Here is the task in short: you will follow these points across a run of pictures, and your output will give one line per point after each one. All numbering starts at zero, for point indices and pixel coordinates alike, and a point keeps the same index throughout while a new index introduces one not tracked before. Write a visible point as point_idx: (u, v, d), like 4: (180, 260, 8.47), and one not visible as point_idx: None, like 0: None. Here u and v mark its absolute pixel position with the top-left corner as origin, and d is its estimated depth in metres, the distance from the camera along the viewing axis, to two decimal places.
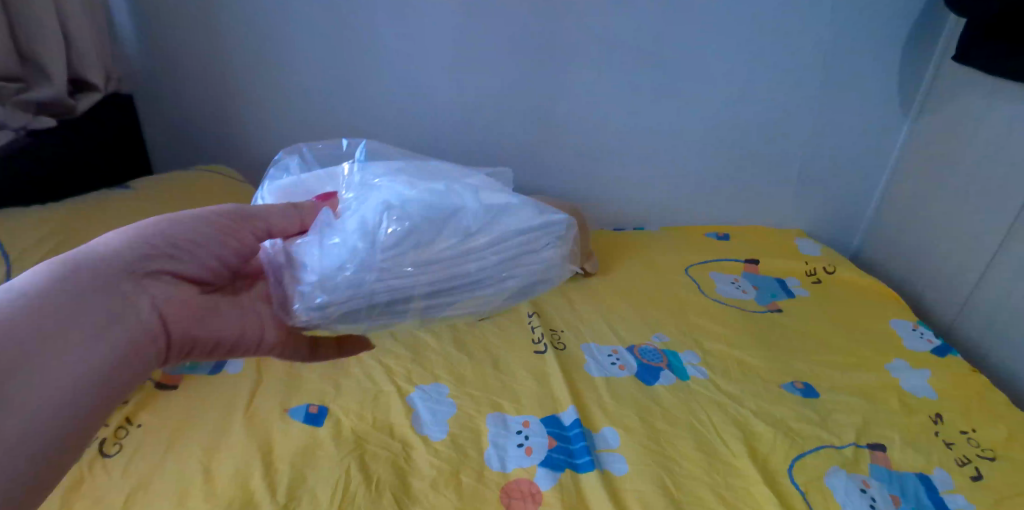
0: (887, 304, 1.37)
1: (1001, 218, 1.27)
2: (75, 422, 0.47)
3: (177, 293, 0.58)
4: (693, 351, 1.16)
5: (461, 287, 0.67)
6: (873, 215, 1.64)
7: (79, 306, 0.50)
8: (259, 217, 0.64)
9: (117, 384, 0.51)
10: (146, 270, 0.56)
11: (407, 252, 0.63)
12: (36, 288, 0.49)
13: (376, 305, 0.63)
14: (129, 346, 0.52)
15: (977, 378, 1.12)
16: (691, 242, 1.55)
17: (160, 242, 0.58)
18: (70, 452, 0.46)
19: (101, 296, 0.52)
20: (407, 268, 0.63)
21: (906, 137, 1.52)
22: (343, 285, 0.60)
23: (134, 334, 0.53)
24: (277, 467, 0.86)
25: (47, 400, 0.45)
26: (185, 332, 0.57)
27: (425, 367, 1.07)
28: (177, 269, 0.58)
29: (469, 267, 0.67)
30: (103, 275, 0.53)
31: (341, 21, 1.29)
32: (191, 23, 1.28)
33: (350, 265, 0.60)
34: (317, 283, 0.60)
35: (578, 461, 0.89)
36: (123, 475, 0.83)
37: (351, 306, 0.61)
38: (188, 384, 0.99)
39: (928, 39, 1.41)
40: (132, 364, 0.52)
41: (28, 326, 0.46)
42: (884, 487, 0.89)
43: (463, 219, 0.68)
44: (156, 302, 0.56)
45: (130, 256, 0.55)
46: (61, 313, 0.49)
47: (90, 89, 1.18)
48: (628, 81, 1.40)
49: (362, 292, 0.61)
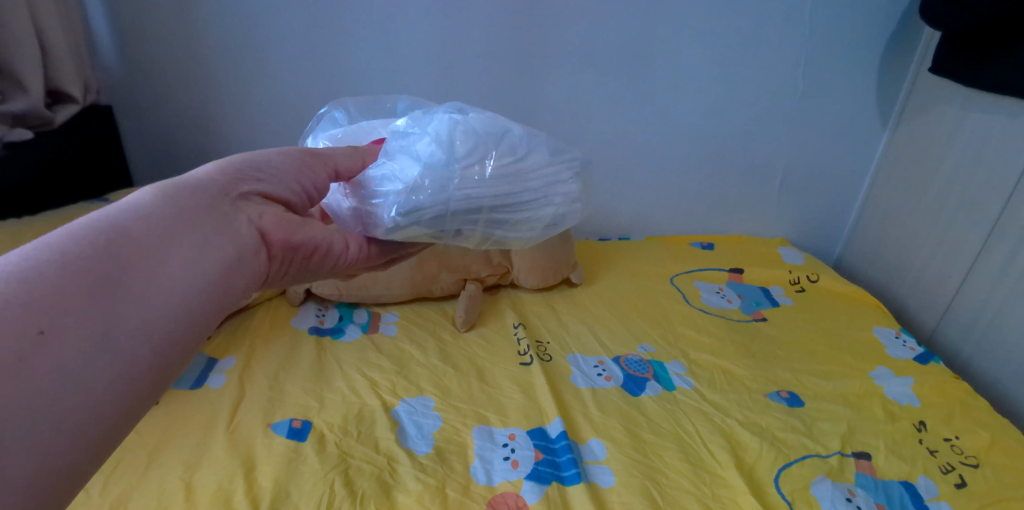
0: (869, 311, 1.38)
1: (979, 226, 1.29)
2: (183, 325, 0.46)
3: (270, 210, 0.57)
4: (678, 361, 1.16)
5: (513, 203, 0.75)
6: (853, 224, 1.66)
7: (185, 216, 0.50)
8: (327, 156, 0.66)
9: (221, 294, 0.50)
10: (239, 190, 0.56)
11: (473, 167, 0.72)
12: (141, 205, 0.48)
13: (450, 212, 0.72)
14: (232, 255, 0.51)
15: (959, 384, 1.13)
16: (676, 252, 1.56)
17: (248, 169, 0.58)
18: (171, 361, 0.45)
19: (203, 211, 0.51)
20: (473, 178, 0.72)
21: (884, 147, 1.54)
22: (425, 191, 0.69)
23: (236, 243, 0.52)
24: (260, 484, 0.84)
25: (161, 301, 0.45)
26: (286, 242, 0.58)
27: (410, 380, 1.06)
28: (265, 190, 0.58)
29: (520, 185, 0.74)
30: (203, 193, 0.52)
31: (323, 33, 1.29)
32: (171, 35, 1.27)
33: (429, 176, 0.69)
34: (400, 190, 0.69)
35: (565, 473, 0.88)
36: (100, 495, 0.81)
37: (433, 211, 0.70)
38: (169, 399, 0.98)
39: (904, 51, 1.43)
40: (235, 275, 0.51)
41: (139, 232, 0.46)
42: (870, 496, 0.89)
43: (513, 141, 0.75)
44: (253, 217, 0.55)
45: (223, 178, 0.55)
46: (162, 228, 0.48)
47: (69, 100, 1.17)
48: (611, 92, 1.41)
49: (442, 200, 0.70)
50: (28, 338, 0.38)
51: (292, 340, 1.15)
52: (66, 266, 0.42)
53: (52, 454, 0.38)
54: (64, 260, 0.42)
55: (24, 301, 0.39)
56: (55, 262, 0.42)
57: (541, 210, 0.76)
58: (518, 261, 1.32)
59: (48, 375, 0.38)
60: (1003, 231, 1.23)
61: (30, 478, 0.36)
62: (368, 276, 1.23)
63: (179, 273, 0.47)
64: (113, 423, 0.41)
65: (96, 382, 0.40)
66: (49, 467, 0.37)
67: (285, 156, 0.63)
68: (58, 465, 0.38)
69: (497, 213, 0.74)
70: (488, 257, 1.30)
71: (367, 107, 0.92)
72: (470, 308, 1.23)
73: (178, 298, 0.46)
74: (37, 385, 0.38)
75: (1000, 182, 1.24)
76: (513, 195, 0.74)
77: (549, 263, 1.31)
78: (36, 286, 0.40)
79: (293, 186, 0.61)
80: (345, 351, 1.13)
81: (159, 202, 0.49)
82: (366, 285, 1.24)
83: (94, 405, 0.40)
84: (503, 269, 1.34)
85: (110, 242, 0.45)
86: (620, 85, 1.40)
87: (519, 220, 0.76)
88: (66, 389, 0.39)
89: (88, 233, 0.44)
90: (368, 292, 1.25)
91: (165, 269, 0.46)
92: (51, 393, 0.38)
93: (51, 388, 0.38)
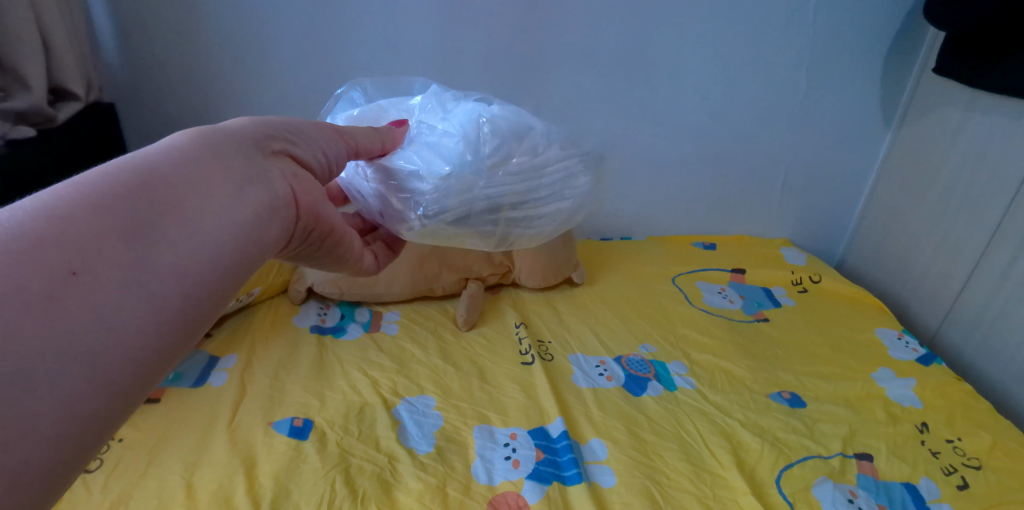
0: (871, 312, 1.38)
1: (981, 228, 1.29)
2: (216, 274, 0.42)
3: (300, 174, 0.54)
4: (680, 361, 1.16)
5: (530, 203, 0.80)
6: (856, 225, 1.65)
7: (220, 162, 0.46)
8: (351, 134, 0.63)
9: (253, 247, 0.46)
10: (271, 147, 0.52)
11: (498, 170, 0.76)
12: (173, 148, 0.44)
13: (473, 213, 0.76)
14: (265, 209, 0.47)
15: (961, 386, 1.13)
16: (678, 252, 1.56)
17: (278, 127, 0.54)
18: (205, 310, 0.41)
19: (238, 161, 0.47)
20: (498, 181, 0.76)
21: (887, 148, 1.54)
22: (452, 191, 0.72)
23: (269, 198, 0.48)
24: (260, 482, 0.84)
25: (198, 246, 0.41)
26: (312, 207, 0.54)
27: (411, 379, 1.06)
28: (295, 153, 0.55)
29: (538, 186, 0.80)
30: (238, 145, 0.48)
31: (324, 32, 1.29)
32: (173, 33, 1.27)
33: (457, 173, 0.72)
34: (427, 187, 0.71)
35: (566, 473, 0.88)
36: (101, 492, 0.81)
37: (458, 210, 0.74)
38: (170, 398, 0.98)
39: (908, 52, 1.43)
40: (267, 229, 0.48)
41: (173, 172, 0.42)
42: (871, 497, 0.89)
43: (533, 143, 0.79)
44: (285, 175, 0.52)
45: (255, 132, 0.51)
46: (196, 171, 0.43)
47: (71, 98, 1.17)
48: (613, 92, 1.41)
49: (468, 200, 0.74)
50: (58, 275, 0.34)
51: (293, 339, 1.15)
52: (98, 202, 0.38)
53: (79, 403, 0.33)
54: (95, 197, 0.38)
55: (52, 236, 0.34)
56: (83, 200, 0.37)
57: (556, 206, 0.82)
58: (519, 260, 1.32)
59: (78, 316, 0.34)
60: (1005, 234, 1.23)
61: (54, 428, 0.32)
62: (370, 274, 1.23)
63: (215, 217, 0.43)
64: (141, 373, 0.37)
65: (123, 327, 0.36)
66: (76, 417, 0.33)
67: (312, 122, 0.60)
68: (84, 415, 0.34)
69: (509, 213, 0.79)
70: (489, 256, 1.30)
71: (386, 86, 0.91)
72: (472, 307, 1.23)
73: (214, 243, 0.42)
74: (67, 326, 0.33)
75: (1003, 184, 1.23)
76: (531, 195, 0.80)
77: (550, 262, 1.31)
78: (66, 222, 0.36)
79: (319, 152, 0.58)
80: (346, 350, 1.13)
81: (192, 147, 0.45)
82: (368, 284, 1.24)
83: (118, 351, 0.35)
84: (504, 268, 1.34)
85: (144, 181, 0.40)
86: (622, 85, 1.40)
87: (528, 221, 0.81)
88: (97, 333, 0.34)
89: (119, 171, 0.40)
90: (370, 290, 1.25)
91: (201, 212, 0.42)
92: (81, 336, 0.34)
93: (81, 331, 0.34)
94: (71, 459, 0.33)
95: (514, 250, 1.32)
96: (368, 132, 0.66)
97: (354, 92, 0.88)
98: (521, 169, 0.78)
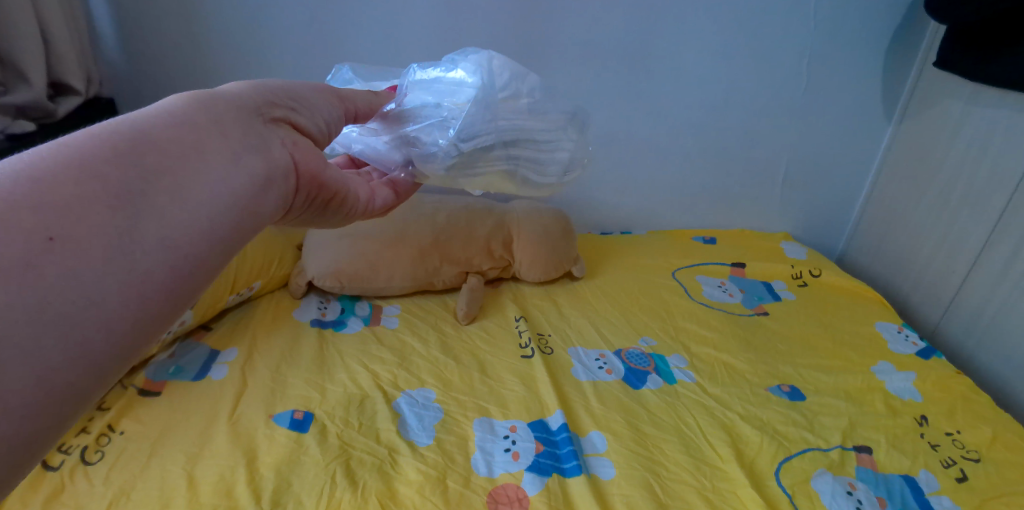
0: (871, 306, 1.38)
1: (982, 222, 1.28)
2: (205, 245, 0.42)
3: (299, 141, 0.54)
4: (680, 355, 1.16)
5: (532, 146, 0.81)
6: (856, 219, 1.65)
7: (215, 126, 0.46)
8: (351, 99, 0.65)
9: (248, 218, 0.46)
10: (272, 113, 0.52)
11: (501, 109, 0.77)
12: (167, 110, 0.44)
13: (478, 153, 0.78)
14: (262, 178, 0.47)
15: (961, 378, 1.13)
16: (678, 246, 1.56)
17: (280, 93, 0.55)
18: (191, 283, 0.41)
19: (236, 126, 0.47)
20: (501, 122, 0.77)
21: (888, 141, 1.54)
22: (459, 131, 0.75)
23: (268, 166, 0.48)
24: (262, 473, 0.85)
25: (186, 214, 0.41)
26: (315, 175, 0.55)
27: (411, 372, 1.07)
28: (296, 121, 0.55)
29: (540, 129, 0.81)
30: (237, 107, 0.49)
31: (326, 27, 1.29)
32: (173, 27, 1.27)
33: (461, 116, 0.75)
34: (440, 130, 0.76)
35: (565, 465, 0.89)
36: (103, 484, 0.81)
37: (465, 152, 0.77)
38: (171, 391, 0.98)
39: (909, 46, 1.42)
40: (264, 200, 0.48)
41: (166, 136, 0.42)
42: (870, 489, 0.89)
43: (533, 87, 0.80)
44: (286, 142, 0.52)
45: (256, 97, 0.51)
46: (190, 137, 0.43)
47: (71, 93, 1.17)
48: (614, 85, 1.40)
49: (473, 140, 0.76)
50: (37, 241, 0.34)
51: (294, 333, 1.15)
52: (85, 165, 0.38)
53: (51, 374, 0.34)
54: (83, 159, 0.38)
55: (29, 201, 0.35)
56: (71, 162, 0.38)
57: (557, 152, 0.83)
58: (519, 254, 1.32)
59: (55, 286, 0.34)
60: (1006, 228, 1.23)
61: (26, 396, 0.33)
62: (370, 267, 1.23)
63: (206, 186, 0.42)
64: (121, 346, 0.37)
65: (104, 296, 0.36)
66: (47, 386, 0.34)
67: (312, 85, 0.60)
68: (56, 386, 0.34)
69: (521, 152, 0.81)
70: (489, 249, 1.31)
71: (375, 72, 0.95)
72: (472, 301, 1.23)
73: (203, 214, 0.42)
74: (43, 293, 0.34)
75: (1004, 177, 1.23)
76: (533, 138, 0.81)
77: (550, 256, 1.31)
78: (50, 186, 0.36)
79: (320, 119, 0.59)
80: (347, 343, 1.13)
81: (188, 110, 0.45)
82: (367, 277, 1.24)
83: (101, 320, 0.36)
84: (505, 262, 1.34)
85: (135, 146, 0.41)
86: (622, 79, 1.40)
87: (540, 161, 0.83)
88: (74, 302, 0.35)
89: (110, 133, 0.40)
90: (370, 284, 1.25)
91: (190, 181, 0.42)
92: (58, 305, 0.34)
93: (59, 300, 0.34)
94: (40, 431, 0.34)
95: (514, 244, 1.32)
96: (366, 94, 0.68)
97: (345, 69, 0.93)
98: (530, 106, 0.80)
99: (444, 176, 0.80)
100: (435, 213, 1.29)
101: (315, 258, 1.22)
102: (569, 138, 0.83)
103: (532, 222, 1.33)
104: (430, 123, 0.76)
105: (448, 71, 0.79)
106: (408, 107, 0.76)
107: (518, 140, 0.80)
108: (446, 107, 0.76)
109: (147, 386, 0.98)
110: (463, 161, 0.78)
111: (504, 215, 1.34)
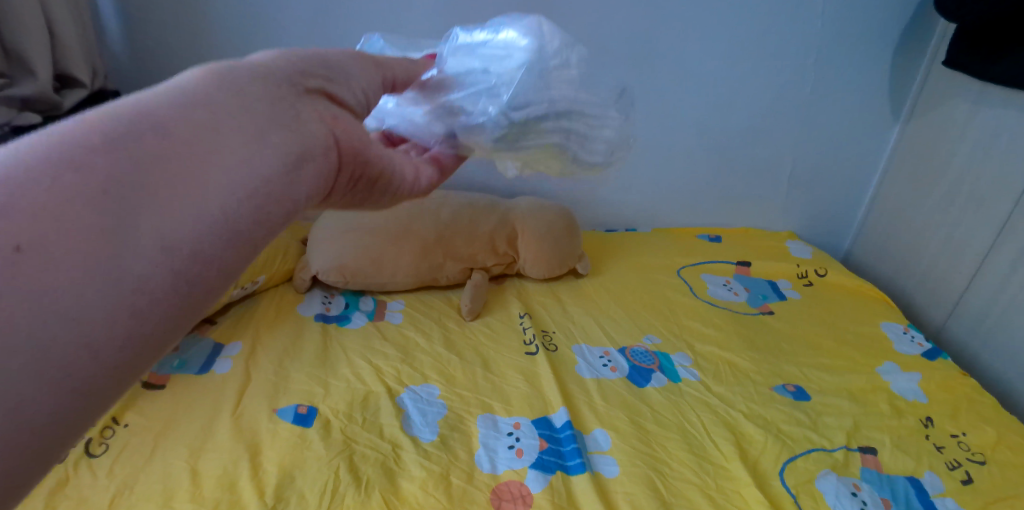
0: (876, 306, 1.37)
1: (989, 224, 1.28)
2: (223, 246, 0.34)
3: (340, 115, 0.44)
4: (684, 353, 1.16)
5: (585, 118, 0.71)
6: (862, 218, 1.64)
7: (235, 98, 0.37)
8: (390, 65, 0.54)
9: (276, 210, 0.37)
10: (304, 83, 0.42)
11: (551, 76, 0.68)
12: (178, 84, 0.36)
13: (529, 122, 0.67)
14: (293, 160, 0.38)
15: (966, 380, 1.13)
16: (683, 244, 1.55)
17: (313, 53, 0.44)
18: (205, 291, 0.33)
19: (261, 97, 0.38)
20: (553, 89, 0.67)
21: (895, 141, 1.53)
22: (508, 104, 0.66)
23: (300, 143, 0.39)
24: (266, 468, 0.85)
25: (193, 209, 0.33)
26: (359, 152, 0.45)
27: (415, 367, 1.06)
28: (337, 87, 0.45)
29: (593, 100, 0.71)
30: (264, 74, 0.39)
31: (331, 22, 1.29)
32: (177, 21, 1.27)
33: (512, 87, 0.66)
34: (487, 101, 0.66)
35: (569, 463, 0.88)
36: (108, 477, 0.82)
37: (516, 121, 0.66)
38: (175, 385, 0.98)
39: (918, 44, 1.41)
40: (296, 187, 0.39)
41: (174, 112, 0.34)
42: (874, 490, 0.89)
43: (580, 56, 0.71)
44: (324, 116, 0.42)
45: (286, 60, 0.42)
46: (202, 114, 0.35)
47: (76, 85, 1.16)
48: (618, 82, 1.40)
49: (525, 109, 0.66)
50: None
51: (297, 327, 1.15)
52: (66, 155, 0.30)
53: (23, 415, 0.27)
54: (64, 146, 0.30)
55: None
56: (48, 151, 0.30)
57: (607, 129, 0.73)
58: (524, 250, 1.31)
59: (19, 301, 0.27)
60: (1013, 230, 1.22)
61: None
62: (373, 263, 1.23)
63: (228, 177, 0.35)
64: (125, 362, 0.30)
65: (90, 316, 0.29)
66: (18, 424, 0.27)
67: (348, 49, 0.50)
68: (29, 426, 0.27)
69: (574, 123, 0.70)
70: (493, 246, 1.30)
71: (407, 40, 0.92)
72: (475, 297, 1.23)
73: (217, 210, 0.34)
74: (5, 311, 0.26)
75: (1011, 179, 1.23)
76: (587, 108, 0.70)
77: (554, 254, 1.31)
78: (20, 181, 0.28)
79: (362, 88, 0.48)
80: (350, 338, 1.13)
81: (203, 83, 0.36)
82: (371, 273, 1.24)
83: (83, 342, 0.28)
84: (509, 259, 1.33)
85: (133, 129, 0.33)
86: (628, 76, 1.39)
87: (591, 136, 0.72)
88: (49, 322, 0.27)
89: (104, 113, 0.32)
90: (373, 279, 1.24)
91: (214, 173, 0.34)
92: (27, 327, 0.27)
93: (28, 323, 0.27)
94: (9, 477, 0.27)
95: (518, 240, 1.32)
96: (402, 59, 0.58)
97: (375, 37, 0.90)
98: (581, 74, 0.70)
99: (490, 151, 0.69)
100: (440, 210, 1.29)
101: (320, 253, 1.23)
102: (617, 115, 0.74)
103: (538, 218, 1.32)
104: (476, 91, 0.67)
105: (494, 34, 0.70)
106: (450, 75, 0.67)
107: (572, 110, 0.69)
108: (494, 73, 0.67)
109: (151, 379, 0.99)
110: (513, 132, 0.67)
111: (508, 211, 1.33)
